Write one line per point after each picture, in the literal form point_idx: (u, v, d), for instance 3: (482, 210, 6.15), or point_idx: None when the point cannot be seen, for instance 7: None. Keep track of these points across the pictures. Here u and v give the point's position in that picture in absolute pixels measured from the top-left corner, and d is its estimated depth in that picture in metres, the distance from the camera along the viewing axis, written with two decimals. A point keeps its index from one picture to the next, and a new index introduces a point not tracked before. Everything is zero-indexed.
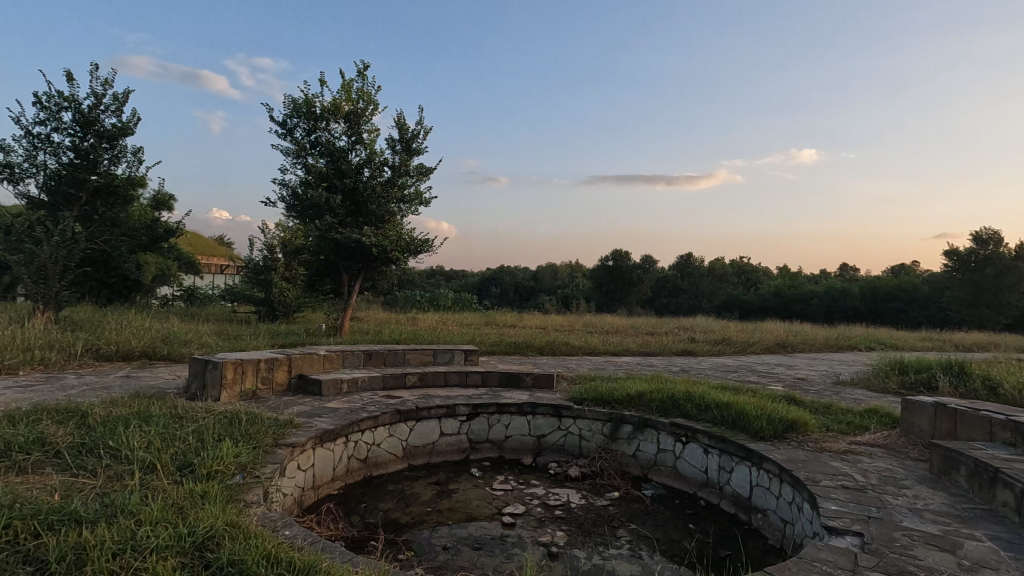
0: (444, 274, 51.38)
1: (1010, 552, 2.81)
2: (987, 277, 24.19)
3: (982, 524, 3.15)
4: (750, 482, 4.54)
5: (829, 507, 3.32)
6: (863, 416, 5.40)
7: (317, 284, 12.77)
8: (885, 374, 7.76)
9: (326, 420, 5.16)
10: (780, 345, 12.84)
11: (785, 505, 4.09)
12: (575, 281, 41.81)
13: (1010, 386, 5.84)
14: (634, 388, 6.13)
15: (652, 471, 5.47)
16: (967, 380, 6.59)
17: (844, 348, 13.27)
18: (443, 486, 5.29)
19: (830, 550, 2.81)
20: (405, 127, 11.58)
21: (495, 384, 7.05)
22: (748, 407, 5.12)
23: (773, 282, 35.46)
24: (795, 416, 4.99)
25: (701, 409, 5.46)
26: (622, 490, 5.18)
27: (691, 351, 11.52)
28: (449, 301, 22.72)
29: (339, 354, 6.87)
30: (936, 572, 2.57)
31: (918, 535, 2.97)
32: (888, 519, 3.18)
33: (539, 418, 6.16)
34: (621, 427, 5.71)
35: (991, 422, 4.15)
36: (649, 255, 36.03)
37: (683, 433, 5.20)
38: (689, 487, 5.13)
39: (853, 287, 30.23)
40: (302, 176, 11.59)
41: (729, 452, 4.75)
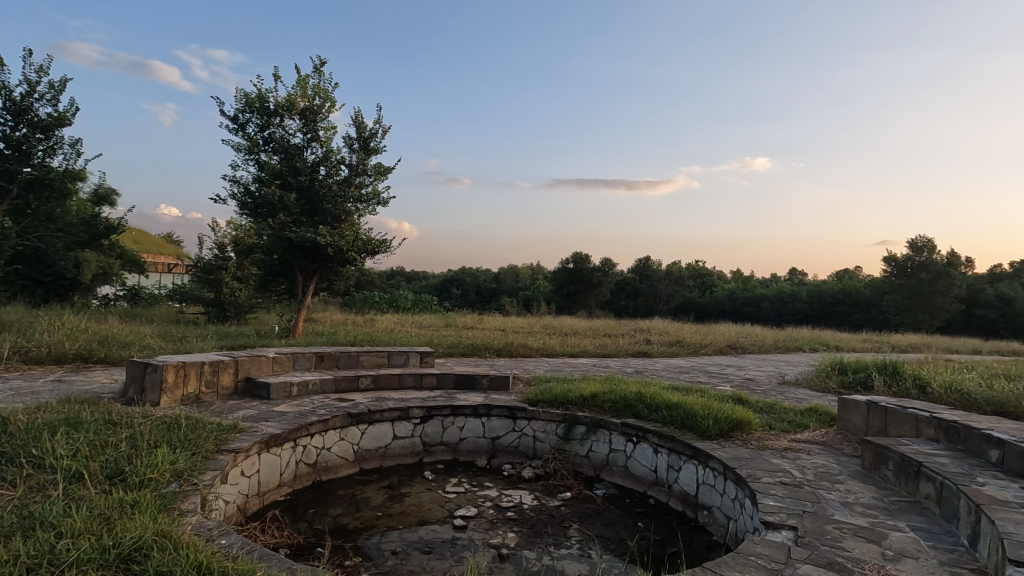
0: (405, 275, 50.80)
1: (929, 542, 2.98)
2: (922, 282, 25.61)
3: (906, 516, 3.33)
4: (696, 480, 4.66)
5: (767, 503, 3.45)
6: (803, 415, 5.62)
7: (270, 285, 12.42)
8: (826, 374, 8.11)
9: (273, 424, 5.02)
10: (731, 347, 13.25)
11: (729, 502, 4.22)
12: (537, 283, 42.12)
13: (937, 386, 6.20)
14: (588, 389, 6.20)
15: (604, 471, 5.54)
16: (900, 380, 6.95)
17: (790, 349, 13.83)
18: (395, 490, 5.22)
19: (765, 544, 2.90)
20: (363, 125, 11.41)
21: (450, 386, 7.02)
22: (696, 407, 5.26)
23: (726, 285, 36.64)
24: (740, 415, 5.15)
25: (652, 409, 5.58)
26: (574, 490, 5.24)
27: (646, 352, 11.78)
28: (409, 302, 22.54)
29: (289, 356, 6.69)
30: (863, 562, 2.70)
31: (847, 528, 3.11)
32: (821, 513, 3.33)
33: (493, 420, 6.16)
34: (575, 427, 5.78)
35: (918, 419, 4.42)
36: (609, 258, 36.61)
37: (634, 433, 5.30)
38: (639, 486, 5.23)
39: (801, 291, 31.54)
40: (255, 174, 11.26)
41: (678, 451, 4.87)
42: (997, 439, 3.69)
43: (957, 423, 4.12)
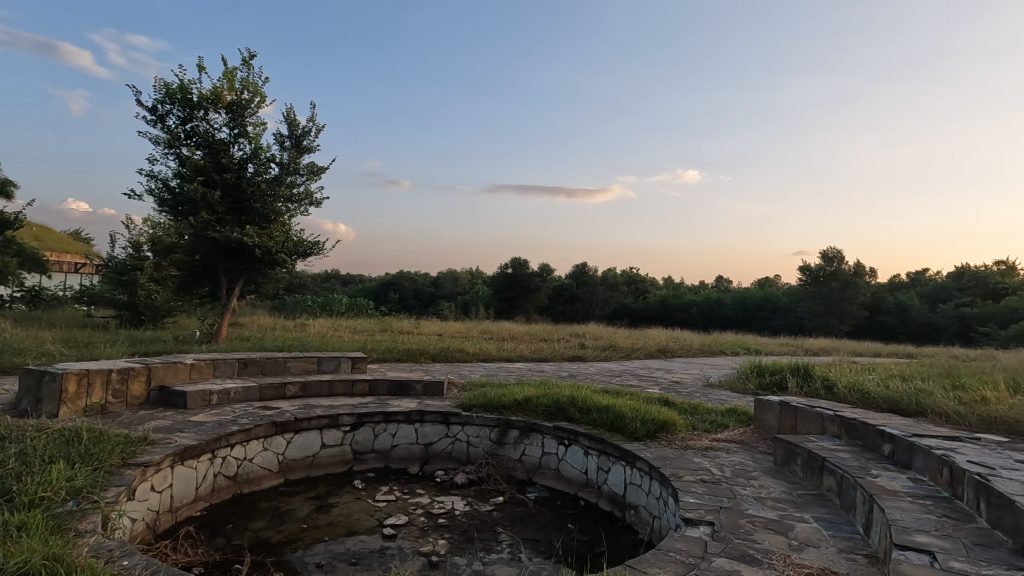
0: (340, 278, 49.35)
1: (830, 531, 3.21)
2: (833, 290, 27.69)
3: (811, 507, 3.58)
4: (624, 481, 4.80)
5: (687, 500, 3.61)
6: (723, 415, 5.92)
7: (191, 287, 11.72)
8: (746, 376, 8.60)
9: (189, 435, 4.73)
10: (661, 351, 13.77)
11: (654, 500, 4.36)
12: (475, 288, 42.08)
13: (842, 386, 6.71)
14: (522, 393, 6.25)
15: (536, 474, 5.61)
16: (811, 381, 7.47)
17: (715, 353, 14.56)
18: (323, 500, 5.05)
19: (684, 540, 3.03)
20: (295, 122, 11.02)
21: (383, 392, 6.88)
22: (624, 409, 5.42)
23: (658, 292, 38.08)
24: (666, 416, 5.36)
25: (583, 412, 5.70)
26: (507, 494, 5.26)
27: (581, 357, 12.04)
28: (344, 306, 21.91)
29: (209, 363, 6.34)
30: (771, 553, 2.87)
31: (758, 521, 3.31)
32: (736, 508, 3.52)
33: (426, 426, 6.08)
34: (508, 432, 5.81)
35: (823, 417, 4.77)
36: (547, 264, 37.15)
37: (566, 436, 5.39)
38: (570, 488, 5.33)
39: (726, 298, 33.28)
40: (175, 169, 10.60)
41: (607, 452, 5.00)
42: (889, 434, 4.05)
43: (856, 419, 4.48)
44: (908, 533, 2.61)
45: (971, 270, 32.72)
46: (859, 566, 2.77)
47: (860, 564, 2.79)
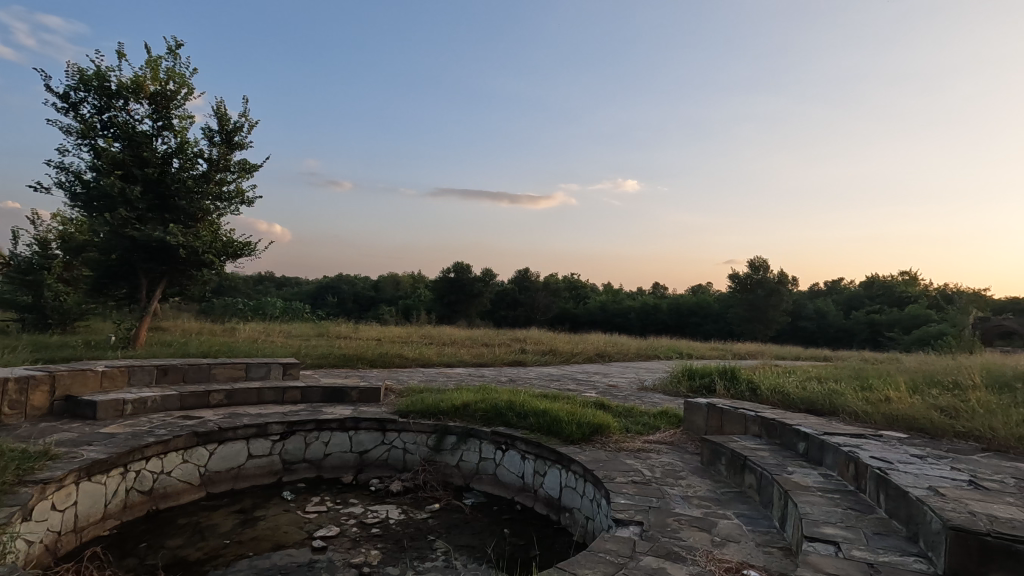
0: (275, 280, 47.36)
1: (749, 526, 3.39)
2: (759, 297, 29.30)
3: (733, 504, 3.76)
4: (560, 484, 4.85)
5: (618, 501, 3.71)
6: (655, 418, 6.12)
7: (106, 289, 10.91)
8: (678, 379, 8.93)
9: (98, 448, 4.39)
10: (599, 355, 14.06)
11: (587, 502, 4.44)
12: (417, 292, 41.54)
13: (765, 388, 7.10)
14: (460, 399, 6.22)
15: (474, 480, 5.59)
16: (737, 384, 7.85)
17: (650, 357, 15.04)
18: (248, 514, 4.81)
19: (614, 540, 3.11)
20: (226, 117, 10.52)
21: (316, 399, 6.65)
22: (561, 413, 5.50)
23: (598, 297, 38.98)
24: (600, 419, 5.48)
25: (520, 417, 5.73)
26: (443, 501, 5.20)
27: (521, 361, 12.11)
28: (278, 310, 21.06)
29: (123, 370, 5.92)
30: (694, 550, 2.99)
31: (684, 519, 3.44)
32: (663, 507, 3.64)
33: (361, 433, 5.93)
34: (445, 437, 5.75)
35: (746, 418, 5.03)
36: (490, 269, 37.21)
37: (504, 440, 5.40)
38: (506, 493, 5.34)
39: (662, 304, 34.51)
40: (90, 161, 9.86)
41: (543, 456, 5.04)
42: (804, 433, 4.32)
43: (775, 420, 4.75)
44: (817, 525, 2.79)
45: (880, 280, 35.51)
46: (774, 558, 2.93)
47: (775, 556, 2.96)
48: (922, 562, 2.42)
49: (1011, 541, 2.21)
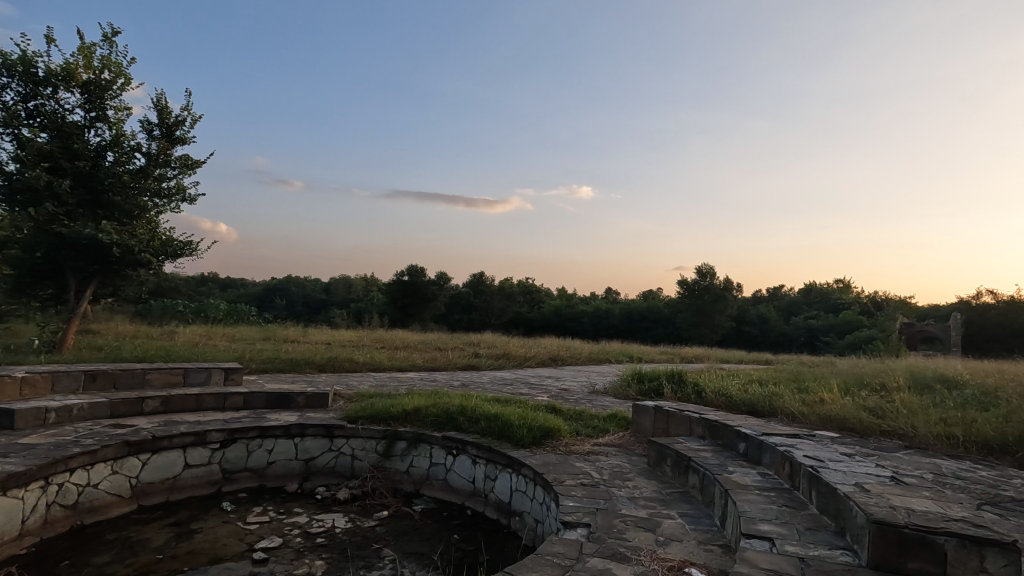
0: (218, 281, 45.43)
1: (692, 526, 3.49)
2: (706, 303, 30.31)
3: (677, 504, 3.87)
4: (510, 488, 4.86)
5: (567, 504, 3.75)
6: (605, 420, 6.23)
7: (29, 288, 10.17)
8: (628, 383, 9.11)
9: (15, 461, 4.08)
10: (552, 359, 14.20)
11: (537, 506, 4.46)
12: (370, 295, 40.77)
13: (710, 391, 7.35)
14: (411, 404, 6.14)
15: (424, 486, 5.52)
16: (684, 387, 8.07)
17: (602, 361, 15.29)
18: (184, 527, 4.58)
19: (562, 543, 3.14)
20: (166, 110, 10.05)
21: (259, 405, 6.41)
22: (512, 417, 5.51)
23: (552, 302, 39.35)
24: (551, 423, 5.52)
25: (472, 421, 5.70)
26: (392, 508, 5.11)
27: (474, 365, 12.07)
28: (221, 312, 20.19)
29: (46, 376, 5.53)
30: (640, 550, 3.06)
31: (631, 520, 3.51)
32: (611, 509, 3.71)
33: (307, 440, 5.76)
34: (395, 443, 5.67)
35: (691, 420, 5.19)
36: (444, 272, 36.93)
37: (454, 445, 5.36)
38: (457, 498, 5.31)
39: (614, 309, 35.19)
40: (12, 152, 9.20)
41: (494, 461, 5.04)
42: (744, 433, 4.49)
43: (717, 421, 4.92)
44: (754, 523, 2.91)
45: (817, 288, 37.43)
46: (715, 556, 3.03)
47: (716, 554, 3.06)
48: (848, 555, 2.56)
49: (926, 533, 2.36)
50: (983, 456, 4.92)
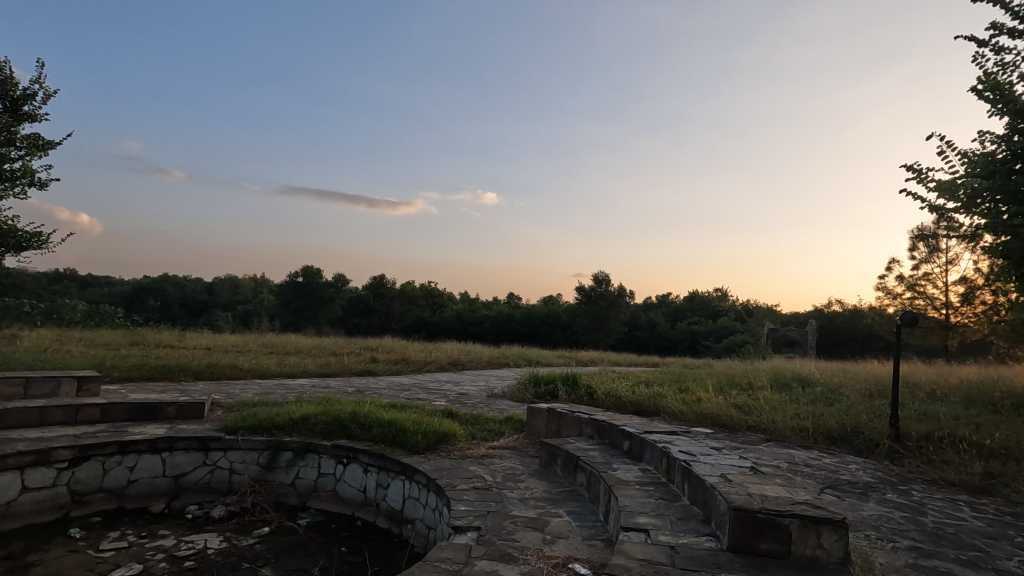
0: (77, 278, 40.22)
1: (578, 522, 3.63)
2: (601, 308, 31.72)
3: (565, 503, 4.00)
4: (402, 495, 4.76)
5: (459, 508, 3.74)
6: (500, 423, 6.30)
7: None
8: (525, 386, 9.30)
9: None
10: (452, 364, 14.13)
11: (429, 512, 4.40)
12: (259, 297, 38.19)
13: (601, 393, 7.71)
14: (299, 412, 5.82)
15: (310, 498, 5.26)
16: (577, 389, 8.39)
17: (501, 365, 15.48)
18: (19, 560, 3.98)
19: (450, 548, 3.12)
20: (11, 80, 8.77)
21: (120, 418, 5.76)
22: (406, 423, 5.40)
23: (455, 306, 39.24)
24: (446, 428, 5.49)
25: (364, 428, 5.51)
26: (274, 523, 4.80)
27: (370, 371, 11.69)
28: (78, 314, 17.87)
29: None
30: (527, 549, 3.12)
31: (520, 521, 3.58)
32: (502, 511, 3.75)
33: (178, 455, 5.25)
34: (280, 454, 5.33)
35: (581, 421, 5.40)
36: (342, 274, 35.49)
37: (345, 454, 5.15)
38: (346, 510, 5.11)
39: (516, 313, 35.82)
40: None
41: (386, 468, 4.90)
42: (628, 432, 4.75)
43: (605, 421, 5.16)
44: (633, 516, 3.09)
45: (700, 295, 40.68)
46: (596, 550, 3.17)
47: (598, 548, 3.20)
48: (712, 541, 2.80)
49: (775, 515, 2.63)
50: (827, 445, 5.62)
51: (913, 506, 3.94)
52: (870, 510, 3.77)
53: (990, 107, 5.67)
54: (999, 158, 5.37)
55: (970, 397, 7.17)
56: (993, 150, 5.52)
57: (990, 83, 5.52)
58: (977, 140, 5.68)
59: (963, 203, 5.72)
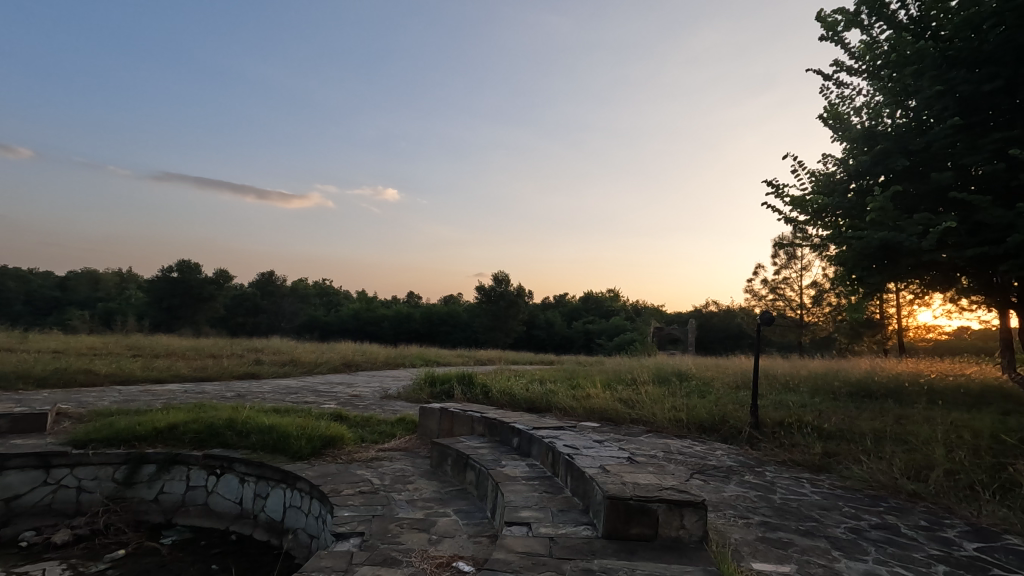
0: None
1: (465, 521, 3.64)
2: (501, 307, 31.88)
3: (454, 502, 4.01)
4: (283, 505, 4.49)
5: (342, 514, 3.61)
6: (392, 425, 6.17)
7: None
8: (421, 386, 9.18)
9: None
10: (345, 365, 13.61)
11: (312, 521, 4.20)
12: (125, 294, 34.32)
13: (496, 391, 7.81)
14: (165, 420, 5.30)
15: (178, 514, 4.82)
16: (473, 389, 8.42)
17: (398, 365, 15.16)
18: None
19: (331, 556, 3.00)
20: None
21: None
22: (289, 427, 5.11)
23: (351, 305, 37.86)
24: (334, 431, 5.27)
25: (241, 436, 5.13)
26: (131, 545, 4.32)
27: (254, 373, 10.92)
28: None
29: None
30: (411, 552, 3.08)
31: (406, 523, 3.53)
32: (388, 514, 3.67)
33: (9, 475, 4.57)
34: (140, 468, 4.81)
35: (473, 420, 5.44)
36: (224, 270, 32.87)
37: (218, 464, 4.76)
38: (219, 524, 4.74)
39: (415, 313, 35.23)
40: None
41: (265, 477, 4.59)
42: (517, 429, 4.86)
43: (495, 419, 5.23)
44: (517, 511, 3.16)
45: (594, 296, 42.59)
46: (482, 546, 3.20)
47: (483, 545, 3.24)
48: (589, 529, 2.95)
49: (644, 501, 2.82)
50: (699, 433, 6.13)
51: (766, 486, 4.42)
52: (730, 491, 4.17)
53: (831, 133, 6.50)
54: (838, 178, 6.16)
55: (815, 387, 8.18)
56: (834, 171, 6.33)
57: (832, 113, 6.34)
58: (822, 162, 6.48)
59: (811, 216, 6.51)
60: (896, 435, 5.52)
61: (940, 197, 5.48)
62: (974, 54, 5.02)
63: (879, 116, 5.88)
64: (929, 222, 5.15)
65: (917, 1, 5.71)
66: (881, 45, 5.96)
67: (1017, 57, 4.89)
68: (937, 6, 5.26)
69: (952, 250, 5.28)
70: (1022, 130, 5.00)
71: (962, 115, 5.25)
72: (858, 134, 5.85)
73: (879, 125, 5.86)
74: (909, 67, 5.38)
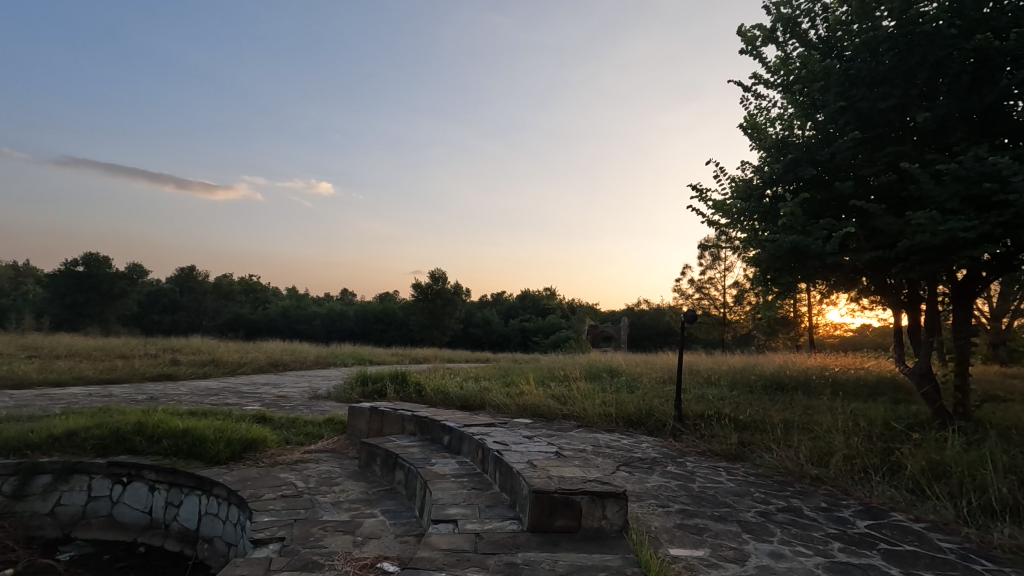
0: None
1: (393, 521, 3.59)
2: (438, 305, 31.44)
3: (382, 502, 3.94)
4: (198, 513, 4.24)
5: (261, 520, 3.45)
6: (320, 426, 5.97)
7: None
8: (352, 385, 8.93)
9: None
10: (272, 365, 13.03)
11: (230, 528, 3.99)
12: (21, 290, 31.24)
13: (430, 390, 7.72)
14: (65, 426, 4.89)
15: (78, 527, 4.45)
16: (406, 388, 8.28)
17: (330, 365, 14.66)
18: None
19: (248, 563, 2.88)
20: None
21: None
22: (206, 431, 4.84)
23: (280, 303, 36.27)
24: (256, 434, 5.03)
25: (151, 441, 4.80)
26: (21, 563, 3.94)
27: (170, 375, 10.24)
28: None
29: None
30: (334, 555, 3.00)
31: (330, 526, 3.43)
32: (311, 517, 3.55)
33: None
34: (33, 479, 4.41)
35: (404, 418, 5.36)
36: (138, 265, 30.61)
37: (125, 472, 4.43)
38: (126, 536, 4.42)
39: (349, 312, 34.25)
40: None
41: (178, 484, 4.31)
42: (448, 427, 4.83)
43: (426, 417, 5.18)
44: (444, 508, 3.15)
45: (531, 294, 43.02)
46: (407, 546, 3.17)
47: (409, 544, 3.20)
48: (516, 523, 2.99)
49: (569, 494, 2.88)
50: (627, 427, 6.34)
51: (686, 475, 4.65)
52: (652, 482, 4.34)
53: (749, 142, 6.90)
54: (755, 184, 6.55)
55: (734, 381, 8.66)
56: (752, 176, 6.73)
57: (750, 122, 6.73)
58: (741, 168, 6.87)
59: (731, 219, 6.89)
60: (803, 424, 5.95)
61: (843, 204, 5.95)
62: (872, 74, 5.48)
63: (792, 127, 6.31)
64: (832, 227, 5.59)
65: (825, 22, 6.16)
66: (794, 61, 6.38)
67: (908, 79, 5.35)
68: (841, 28, 5.70)
69: (852, 253, 5.74)
70: (911, 145, 5.49)
71: (862, 129, 5.70)
72: (773, 144, 6.25)
73: (791, 136, 6.28)
74: (816, 83, 5.81)
